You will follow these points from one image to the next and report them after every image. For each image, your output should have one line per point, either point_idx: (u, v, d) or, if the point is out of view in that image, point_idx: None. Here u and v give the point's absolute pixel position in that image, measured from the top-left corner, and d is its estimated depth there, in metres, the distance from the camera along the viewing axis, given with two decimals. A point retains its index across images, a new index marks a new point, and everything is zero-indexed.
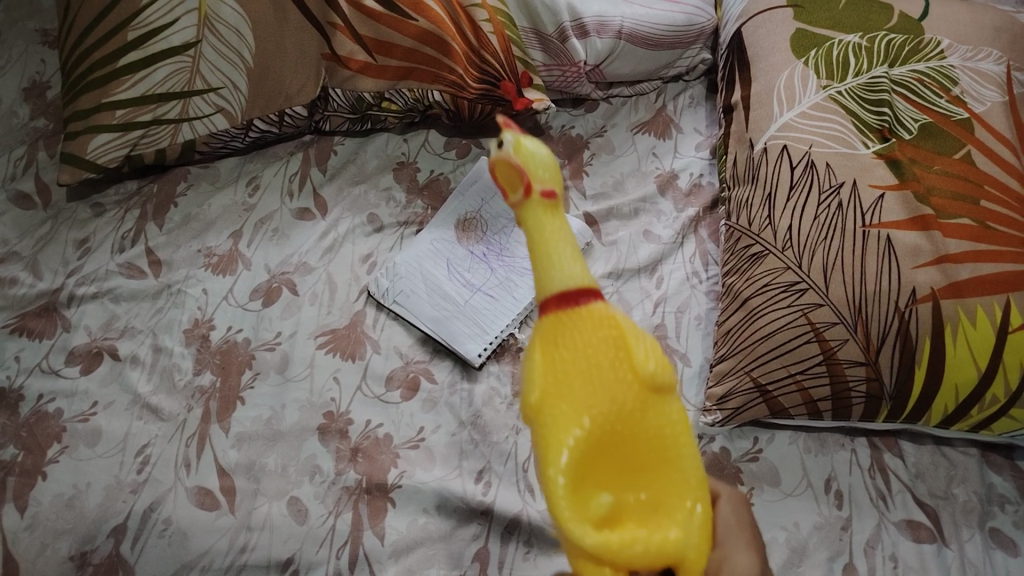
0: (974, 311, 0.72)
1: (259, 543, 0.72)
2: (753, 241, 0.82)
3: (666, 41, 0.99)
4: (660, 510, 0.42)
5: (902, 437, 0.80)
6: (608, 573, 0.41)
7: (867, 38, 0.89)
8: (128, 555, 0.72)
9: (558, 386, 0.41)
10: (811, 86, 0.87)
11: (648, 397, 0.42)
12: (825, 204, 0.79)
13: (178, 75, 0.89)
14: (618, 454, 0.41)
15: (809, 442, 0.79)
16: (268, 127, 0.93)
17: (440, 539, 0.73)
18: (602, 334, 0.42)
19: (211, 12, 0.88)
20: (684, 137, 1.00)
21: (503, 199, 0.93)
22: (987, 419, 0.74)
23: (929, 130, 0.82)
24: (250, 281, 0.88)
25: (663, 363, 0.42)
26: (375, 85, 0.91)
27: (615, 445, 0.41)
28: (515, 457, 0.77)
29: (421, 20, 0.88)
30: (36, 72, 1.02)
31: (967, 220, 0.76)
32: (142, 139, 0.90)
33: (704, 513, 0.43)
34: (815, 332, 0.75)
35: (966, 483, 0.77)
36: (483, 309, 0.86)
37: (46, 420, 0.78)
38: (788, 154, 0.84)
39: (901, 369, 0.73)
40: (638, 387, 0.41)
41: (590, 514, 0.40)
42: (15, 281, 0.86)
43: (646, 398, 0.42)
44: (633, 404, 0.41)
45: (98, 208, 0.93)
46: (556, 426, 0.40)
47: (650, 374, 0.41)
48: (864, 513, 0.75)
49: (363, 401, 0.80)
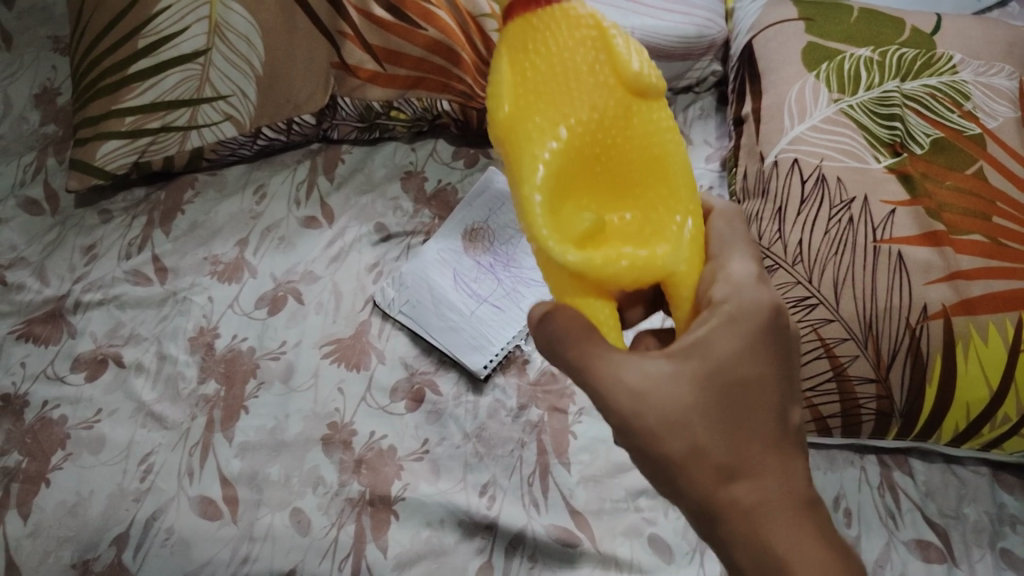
0: (986, 329, 0.72)
1: (261, 554, 0.72)
2: (763, 255, 0.81)
3: (676, 53, 0.98)
4: (649, 229, 0.43)
5: (912, 455, 0.79)
6: (592, 294, 0.43)
7: (879, 52, 0.89)
8: (131, 564, 0.72)
9: (529, 86, 0.41)
10: (822, 99, 0.87)
11: (631, 103, 0.42)
12: (835, 219, 0.79)
13: (187, 83, 0.89)
14: (603, 169, 0.42)
15: (817, 459, 0.78)
16: (276, 135, 0.94)
17: (444, 553, 0.73)
18: (583, 45, 0.41)
19: (221, 21, 0.88)
20: (693, 150, 1.00)
21: (510, 209, 0.92)
22: (1000, 438, 0.73)
23: (941, 145, 0.82)
24: (256, 289, 0.87)
25: (649, 65, 0.42)
26: (383, 94, 0.92)
27: (600, 161, 0.42)
28: (520, 470, 0.77)
29: (431, 30, 0.87)
30: (47, 78, 1.02)
31: (979, 236, 0.76)
32: (151, 146, 0.90)
33: (694, 230, 0.44)
34: (825, 348, 0.74)
35: (977, 502, 0.76)
36: (489, 320, 0.85)
37: (50, 427, 0.78)
38: (798, 168, 0.83)
39: (912, 387, 0.73)
40: (619, 91, 0.42)
41: (574, 233, 0.41)
42: (22, 287, 0.87)
43: (636, 96, 0.42)
44: (631, 130, 0.42)
45: (106, 214, 0.93)
46: (529, 137, 0.41)
47: (634, 73, 0.41)
48: (874, 532, 0.74)
49: (368, 412, 0.80)
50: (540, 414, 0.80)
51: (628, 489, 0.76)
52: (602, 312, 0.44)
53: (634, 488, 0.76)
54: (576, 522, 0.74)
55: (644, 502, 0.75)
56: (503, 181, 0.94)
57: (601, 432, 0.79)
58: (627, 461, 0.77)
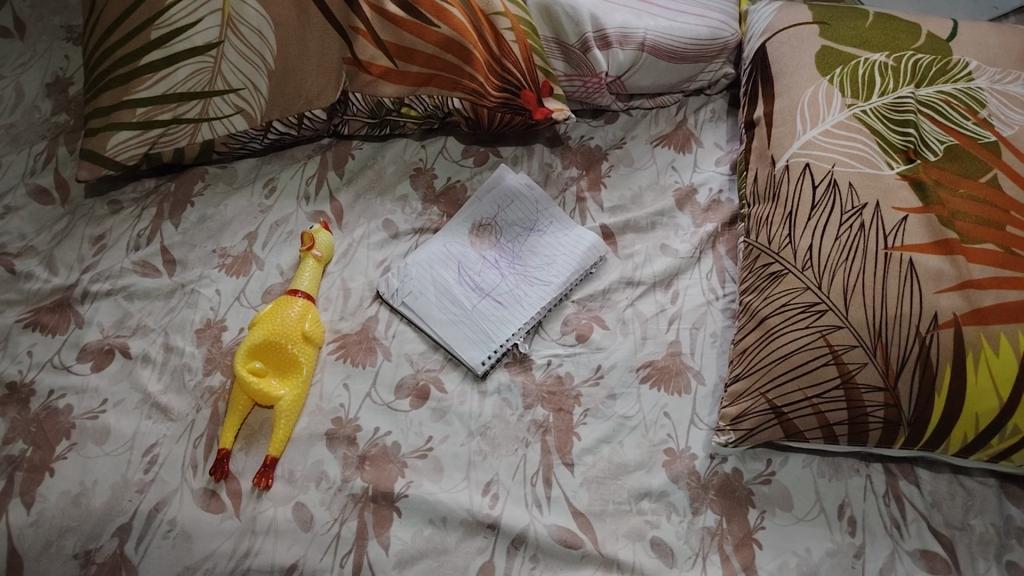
0: (998, 339, 0.71)
1: (263, 549, 0.72)
2: (772, 259, 0.81)
3: (689, 55, 0.98)
4: (281, 380, 0.79)
5: (918, 465, 0.78)
6: (274, 381, 0.79)
7: (894, 57, 0.89)
8: (132, 555, 0.71)
9: (309, 331, 0.80)
10: (835, 104, 0.86)
11: (302, 341, 0.80)
12: (847, 225, 0.78)
13: (199, 75, 0.89)
14: (279, 354, 0.79)
15: (823, 466, 0.78)
16: (287, 130, 0.93)
17: (445, 551, 0.72)
18: (297, 317, 0.80)
19: (234, 13, 0.88)
20: (704, 152, 0.99)
21: (518, 207, 0.93)
22: (1008, 450, 0.72)
23: (955, 152, 0.81)
24: (262, 282, 0.87)
25: (314, 322, 0.81)
26: (394, 91, 0.91)
27: (277, 353, 0.79)
28: (524, 470, 0.77)
29: (443, 27, 0.89)
30: (59, 68, 1.03)
31: (992, 245, 0.75)
32: (161, 138, 0.90)
33: (285, 375, 0.79)
34: (834, 355, 0.74)
35: (983, 514, 0.75)
36: (493, 316, 0.85)
37: (56, 416, 0.78)
38: (809, 173, 0.83)
39: (920, 396, 0.72)
40: (304, 327, 0.80)
41: (282, 377, 0.79)
42: (31, 276, 0.86)
43: (297, 333, 0.80)
44: (290, 312, 0.81)
45: (116, 205, 0.93)
46: (306, 355, 0.80)
47: (301, 334, 0.80)
48: (878, 542, 0.73)
49: (372, 408, 0.80)
50: (545, 415, 0.80)
51: (631, 491, 0.76)
52: (282, 425, 0.76)
53: (637, 490, 0.76)
54: (579, 523, 0.74)
55: (647, 505, 0.76)
56: (514, 179, 0.95)
57: (604, 433, 0.79)
58: (630, 463, 0.78)
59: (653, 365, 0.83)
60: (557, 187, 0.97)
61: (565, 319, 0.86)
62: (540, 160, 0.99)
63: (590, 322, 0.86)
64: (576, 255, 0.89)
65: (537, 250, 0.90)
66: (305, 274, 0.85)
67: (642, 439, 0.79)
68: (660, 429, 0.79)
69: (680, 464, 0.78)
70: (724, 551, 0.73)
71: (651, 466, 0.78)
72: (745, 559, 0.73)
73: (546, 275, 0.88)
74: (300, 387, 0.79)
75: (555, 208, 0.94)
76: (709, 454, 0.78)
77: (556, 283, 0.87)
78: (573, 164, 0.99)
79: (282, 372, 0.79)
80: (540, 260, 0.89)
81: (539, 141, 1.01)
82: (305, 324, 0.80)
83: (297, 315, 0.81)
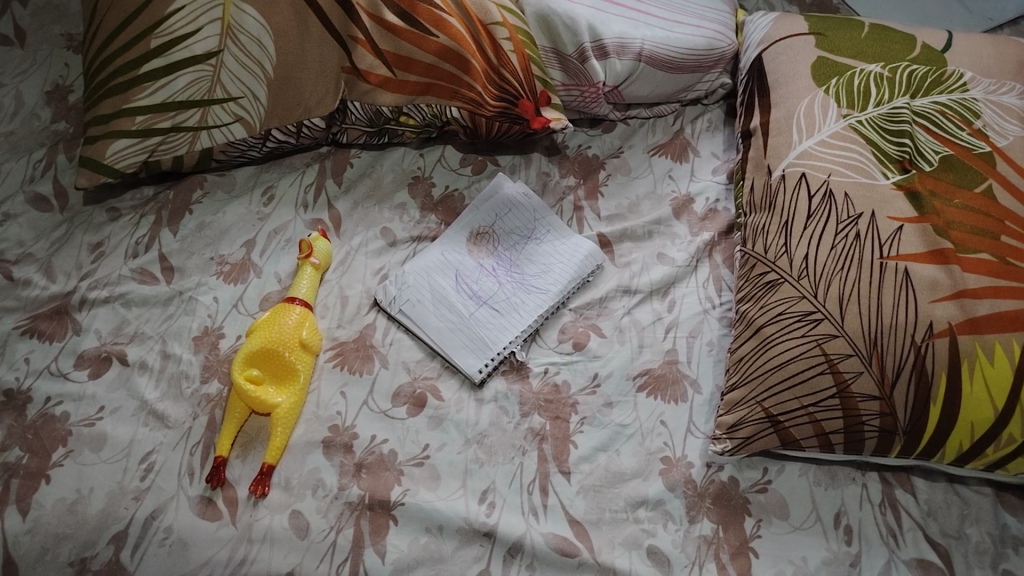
0: (993, 348, 0.71)
1: (259, 556, 0.72)
2: (768, 268, 0.81)
3: (686, 65, 0.99)
4: (277, 387, 0.79)
5: (915, 474, 0.78)
6: (270, 389, 0.79)
7: (889, 68, 0.89)
8: (127, 563, 0.71)
9: (305, 338, 0.80)
10: (831, 114, 0.87)
11: (299, 348, 0.80)
12: (842, 234, 0.79)
13: (198, 84, 0.89)
14: (275, 361, 0.79)
15: (819, 475, 0.78)
16: (286, 138, 0.94)
17: (441, 560, 0.72)
18: (295, 325, 0.81)
19: (234, 22, 0.89)
20: (701, 161, 1.00)
21: (515, 215, 0.94)
22: (1004, 459, 0.72)
23: (950, 162, 0.82)
24: (260, 289, 0.88)
25: (312, 329, 0.81)
26: (393, 100, 0.92)
27: (272, 360, 0.79)
28: (520, 478, 0.77)
29: (441, 37, 0.90)
30: (59, 76, 1.03)
31: (987, 254, 0.76)
32: (160, 145, 0.90)
33: (281, 383, 0.79)
34: (829, 364, 0.74)
35: (979, 523, 0.75)
36: (490, 324, 0.85)
37: (52, 423, 0.78)
38: (805, 182, 0.83)
39: (916, 404, 0.72)
40: (301, 335, 0.80)
41: (278, 384, 0.79)
42: (29, 283, 0.87)
43: (294, 341, 0.80)
44: (287, 319, 0.81)
45: (115, 213, 0.93)
46: (304, 362, 0.80)
47: (298, 341, 0.80)
48: (875, 551, 0.74)
49: (370, 416, 0.80)
50: (543, 423, 0.80)
51: (628, 500, 0.76)
52: (279, 434, 0.76)
53: (634, 498, 0.76)
54: (576, 531, 0.74)
55: (644, 513, 0.76)
56: (511, 187, 0.95)
57: (601, 442, 0.79)
58: (627, 472, 0.78)
59: (650, 373, 0.83)
60: (555, 196, 0.97)
61: (562, 327, 0.87)
62: (538, 169, 1.00)
63: (587, 330, 0.86)
64: (572, 263, 0.89)
65: (535, 258, 0.91)
66: (303, 281, 0.85)
67: (639, 448, 0.79)
68: (657, 437, 0.80)
69: (676, 473, 0.78)
70: (721, 559, 0.73)
71: (647, 474, 0.78)
72: (741, 568, 0.73)
73: (543, 283, 0.88)
74: (298, 396, 0.79)
75: (552, 216, 0.94)
76: (706, 462, 0.78)
77: (554, 291, 0.88)
78: (570, 172, 0.99)
79: (278, 379, 0.79)
80: (536, 268, 0.90)
81: (537, 149, 1.01)
82: (302, 332, 0.80)
83: (294, 323, 0.81)
